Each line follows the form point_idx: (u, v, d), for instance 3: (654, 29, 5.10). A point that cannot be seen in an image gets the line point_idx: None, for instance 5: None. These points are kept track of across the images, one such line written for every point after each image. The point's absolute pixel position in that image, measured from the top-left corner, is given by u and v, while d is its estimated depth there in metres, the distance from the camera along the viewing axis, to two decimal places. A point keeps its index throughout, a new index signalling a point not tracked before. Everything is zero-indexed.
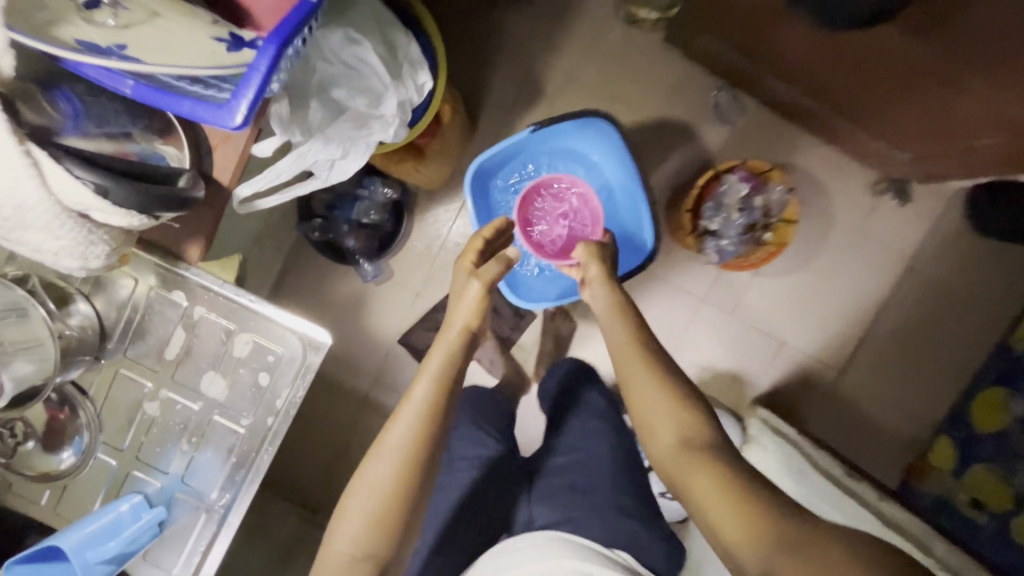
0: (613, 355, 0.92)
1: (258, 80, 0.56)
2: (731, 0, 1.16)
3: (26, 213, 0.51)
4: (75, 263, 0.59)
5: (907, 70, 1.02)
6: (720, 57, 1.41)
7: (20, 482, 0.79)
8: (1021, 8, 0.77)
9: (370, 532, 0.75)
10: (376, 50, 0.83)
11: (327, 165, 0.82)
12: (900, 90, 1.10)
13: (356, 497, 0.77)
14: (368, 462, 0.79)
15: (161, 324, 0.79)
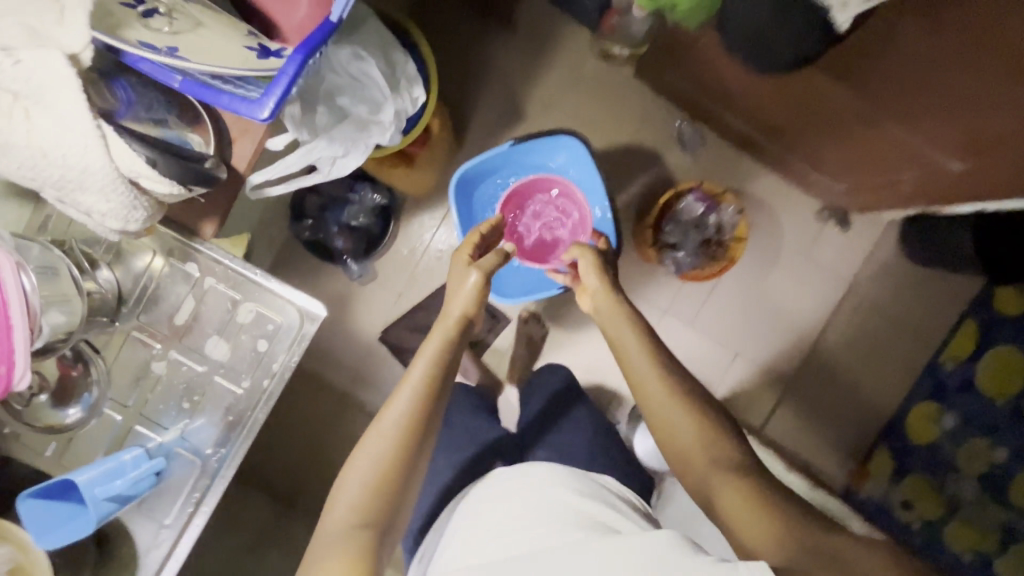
0: (612, 349, 0.95)
1: (287, 80, 0.62)
2: (694, 44, 1.30)
3: (88, 177, 0.57)
4: (117, 225, 0.63)
5: (841, 109, 1.19)
6: (684, 93, 1.55)
7: (29, 434, 0.80)
8: (928, 53, 0.93)
9: (367, 498, 0.78)
10: (379, 64, 0.87)
11: (330, 161, 0.86)
12: (839, 127, 1.27)
13: (356, 465, 0.81)
14: (368, 435, 0.83)
15: (176, 287, 0.81)
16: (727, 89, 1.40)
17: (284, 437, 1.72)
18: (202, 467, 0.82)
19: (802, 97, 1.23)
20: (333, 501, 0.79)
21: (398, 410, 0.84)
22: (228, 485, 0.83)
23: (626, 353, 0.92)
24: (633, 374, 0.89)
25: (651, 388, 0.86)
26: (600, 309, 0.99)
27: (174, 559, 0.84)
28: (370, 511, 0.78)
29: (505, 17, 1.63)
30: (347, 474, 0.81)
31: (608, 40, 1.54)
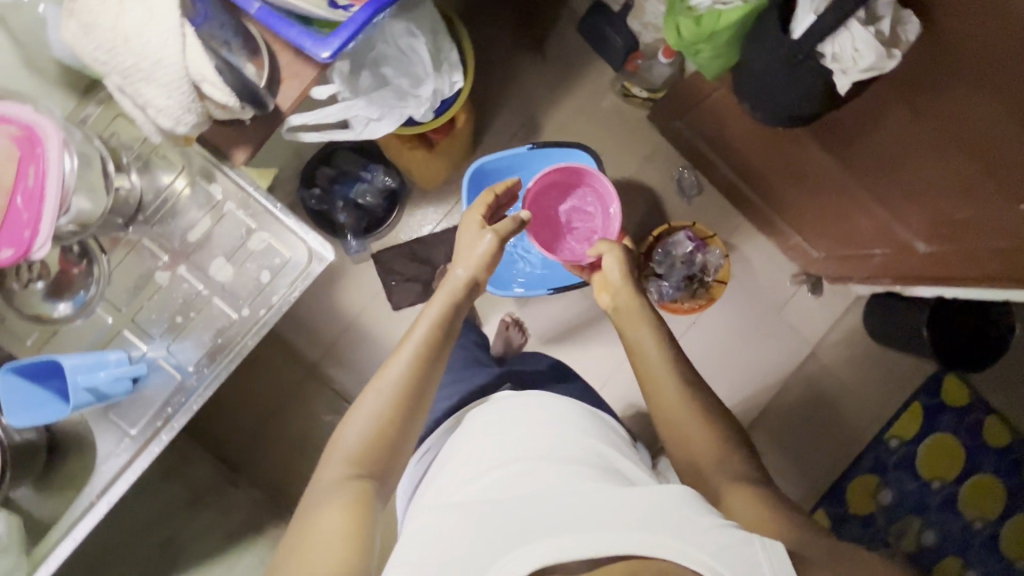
0: (619, 316, 1.05)
1: (352, 27, 0.71)
2: (706, 95, 1.42)
3: (158, 69, 0.65)
4: (168, 124, 0.69)
5: (826, 177, 1.33)
6: (690, 142, 1.67)
7: (16, 320, 0.81)
8: (901, 140, 1.07)
9: (363, 449, 0.85)
10: (428, 45, 0.93)
11: (364, 122, 0.93)
12: (822, 193, 1.40)
13: (358, 411, 0.88)
14: (370, 386, 0.90)
15: (194, 206, 0.83)
16: (735, 145, 1.51)
17: (244, 400, 1.70)
18: (179, 385, 0.83)
19: (796, 162, 1.37)
20: (336, 444, 0.87)
21: (401, 363, 0.91)
22: (200, 409, 0.83)
23: (641, 352, 0.99)
24: (646, 373, 0.96)
25: (659, 392, 0.93)
26: (618, 309, 1.05)
27: (125, 474, 0.83)
28: (367, 458, 0.85)
29: (537, 41, 1.74)
30: (350, 421, 0.88)
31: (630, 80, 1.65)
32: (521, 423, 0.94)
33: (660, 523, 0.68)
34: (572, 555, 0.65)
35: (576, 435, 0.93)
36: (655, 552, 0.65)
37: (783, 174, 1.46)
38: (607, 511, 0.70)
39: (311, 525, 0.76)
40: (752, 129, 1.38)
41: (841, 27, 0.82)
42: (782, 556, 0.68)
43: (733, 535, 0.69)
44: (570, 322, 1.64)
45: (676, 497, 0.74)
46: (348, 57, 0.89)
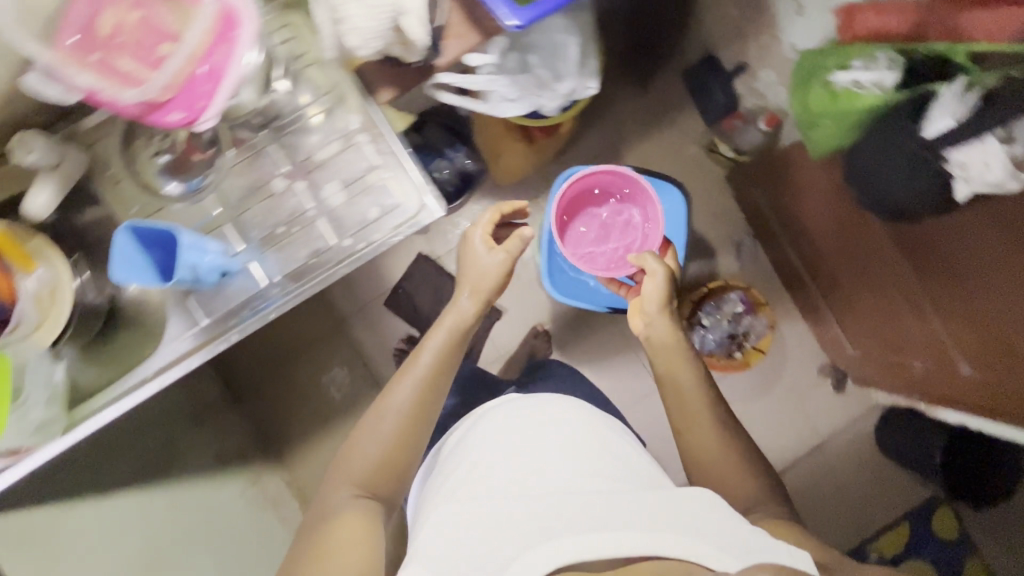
0: (653, 348, 1.05)
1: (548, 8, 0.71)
2: (797, 166, 1.46)
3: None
4: (354, 43, 0.71)
5: (888, 275, 1.36)
6: (759, 210, 1.72)
7: (130, 185, 0.83)
8: (979, 261, 1.10)
9: (369, 472, 0.89)
10: (578, 47, 0.97)
11: (499, 99, 0.96)
12: (879, 291, 1.43)
13: (365, 423, 0.93)
14: (381, 398, 0.95)
15: (329, 126, 0.85)
16: (805, 223, 1.55)
17: (263, 334, 1.70)
18: (260, 291, 0.84)
19: (864, 252, 1.40)
20: (348, 453, 0.91)
21: (411, 376, 0.96)
22: (273, 318, 0.85)
23: (670, 398, 1.03)
24: (682, 412, 1.01)
25: (695, 430, 0.99)
26: (650, 339, 1.06)
27: (183, 365, 0.84)
28: (376, 468, 0.89)
29: (641, 78, 1.79)
30: (362, 434, 0.92)
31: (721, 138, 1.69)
32: (535, 425, 0.97)
33: (684, 527, 0.75)
34: (595, 553, 0.71)
35: (599, 438, 0.97)
36: (681, 553, 0.71)
37: (846, 263, 1.49)
38: (633, 516, 0.76)
39: (329, 527, 0.81)
40: (830, 212, 1.42)
41: (975, 137, 0.85)
42: (804, 557, 0.76)
43: (754, 539, 0.77)
44: (600, 346, 1.66)
45: (702, 501, 0.82)
46: (511, 42, 0.92)
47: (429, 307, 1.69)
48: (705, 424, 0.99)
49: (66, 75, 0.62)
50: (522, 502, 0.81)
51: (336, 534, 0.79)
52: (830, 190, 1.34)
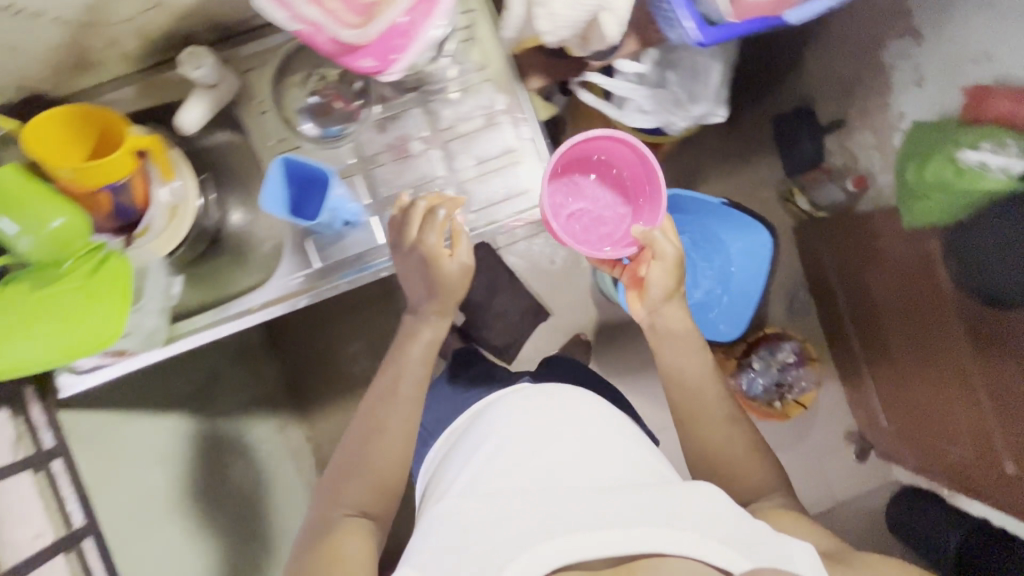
0: (658, 333, 0.92)
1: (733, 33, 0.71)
2: (874, 221, 1.38)
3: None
4: (547, 28, 0.68)
5: (946, 357, 1.27)
6: (819, 263, 1.63)
7: (272, 118, 0.85)
8: None
9: (371, 485, 0.75)
10: (720, 74, 0.97)
11: (633, 109, 0.98)
12: (930, 372, 1.34)
13: (350, 442, 0.78)
14: (366, 410, 0.80)
15: (479, 101, 0.86)
16: (874, 266, 1.41)
17: None
18: (376, 248, 0.85)
19: (926, 323, 1.29)
20: (343, 475, 0.76)
21: (399, 390, 0.80)
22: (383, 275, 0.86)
23: (684, 405, 0.88)
24: (687, 407, 0.88)
25: (700, 428, 0.86)
26: (656, 327, 0.92)
27: (289, 303, 0.84)
28: (369, 488, 0.75)
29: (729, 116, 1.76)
30: (356, 455, 0.76)
31: (801, 189, 1.58)
32: (524, 418, 0.85)
33: (692, 521, 0.66)
34: (589, 553, 0.62)
35: (595, 420, 0.86)
36: (691, 552, 0.62)
37: (902, 334, 1.40)
38: (631, 510, 0.67)
39: (329, 557, 0.67)
40: (898, 278, 1.33)
41: None
42: (812, 555, 0.66)
43: (761, 533, 0.67)
44: (648, 370, 1.61)
45: (706, 494, 0.71)
46: (659, 56, 0.94)
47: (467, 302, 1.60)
48: (706, 422, 0.86)
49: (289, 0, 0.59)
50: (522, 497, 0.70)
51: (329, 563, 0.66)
52: (911, 254, 1.26)
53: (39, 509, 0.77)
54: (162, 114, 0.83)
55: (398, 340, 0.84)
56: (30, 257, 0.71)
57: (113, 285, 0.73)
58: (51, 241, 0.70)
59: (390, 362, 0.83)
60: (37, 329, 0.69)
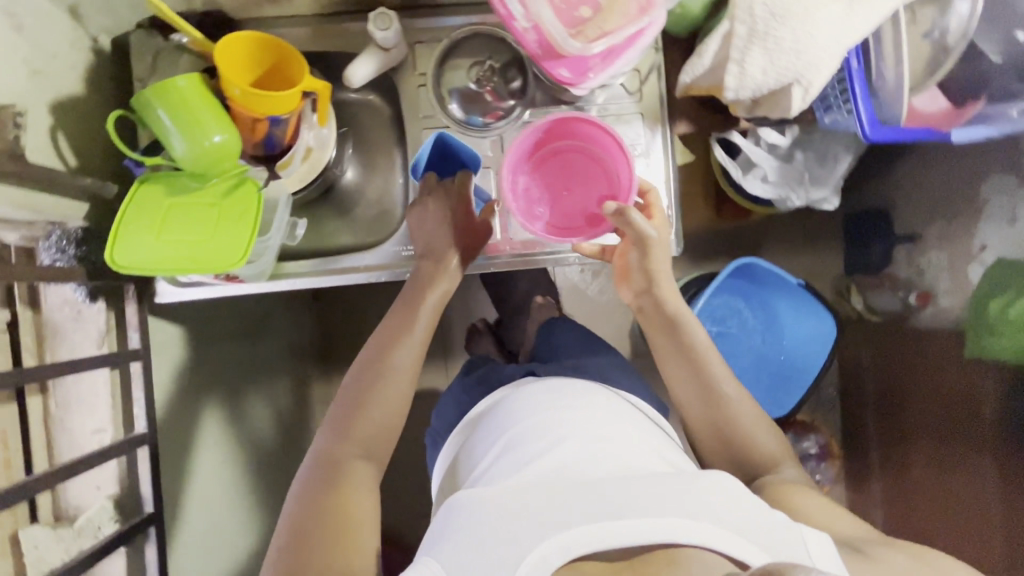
0: (677, 324, 0.76)
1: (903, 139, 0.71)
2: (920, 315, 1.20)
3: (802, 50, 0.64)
4: (734, 84, 0.70)
5: (969, 464, 1.06)
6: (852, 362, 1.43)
7: (426, 93, 0.86)
8: None
9: (375, 431, 0.70)
10: (848, 167, 0.99)
11: (755, 176, 0.99)
12: (946, 479, 1.12)
13: (351, 390, 0.72)
14: (369, 355, 0.74)
15: (627, 131, 0.87)
16: (904, 352, 1.24)
17: None
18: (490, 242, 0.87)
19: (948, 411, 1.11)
20: (348, 425, 0.70)
21: (409, 339, 0.74)
22: (490, 270, 0.88)
23: (688, 406, 0.75)
24: (692, 406, 0.74)
25: (708, 424, 0.73)
26: (659, 308, 0.77)
27: (393, 272, 0.85)
28: (370, 440, 0.70)
29: None
30: (362, 403, 0.71)
31: (859, 287, 1.40)
32: (518, 403, 0.73)
33: (702, 507, 0.54)
34: (601, 544, 0.52)
35: (599, 399, 0.73)
36: (703, 543, 0.51)
37: (926, 432, 1.18)
38: (636, 494, 0.55)
39: (341, 513, 0.62)
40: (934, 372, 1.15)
41: None
42: (829, 544, 0.55)
43: (778, 520, 0.56)
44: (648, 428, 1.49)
45: (723, 482, 0.58)
46: (797, 133, 0.95)
47: (465, 305, 1.34)
48: (713, 414, 0.73)
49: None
50: (509, 493, 0.57)
51: (337, 517, 0.62)
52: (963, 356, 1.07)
53: (106, 407, 0.77)
54: (324, 60, 0.84)
55: (414, 282, 0.79)
56: (180, 164, 0.72)
57: (241, 212, 0.72)
58: (204, 155, 0.71)
59: (409, 311, 0.77)
60: (166, 235, 0.71)
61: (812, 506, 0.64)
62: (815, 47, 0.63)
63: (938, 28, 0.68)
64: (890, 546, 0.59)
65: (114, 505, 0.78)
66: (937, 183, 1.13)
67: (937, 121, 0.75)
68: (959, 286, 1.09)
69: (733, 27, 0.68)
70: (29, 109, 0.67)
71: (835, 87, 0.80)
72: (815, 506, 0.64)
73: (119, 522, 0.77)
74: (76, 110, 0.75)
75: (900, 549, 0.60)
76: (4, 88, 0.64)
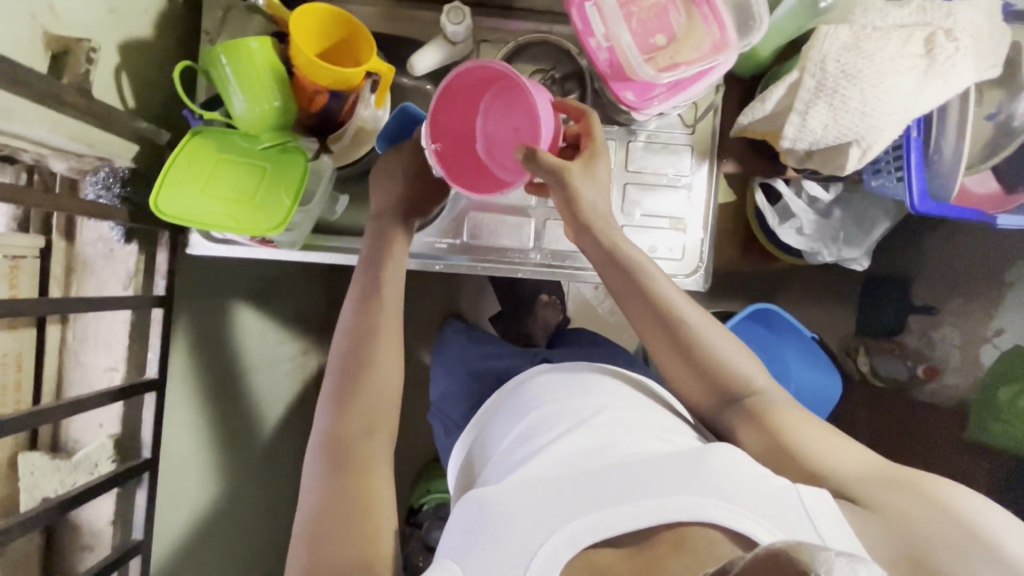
0: (648, 285, 0.70)
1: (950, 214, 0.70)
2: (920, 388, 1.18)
3: (869, 109, 0.64)
4: (794, 133, 0.69)
5: None
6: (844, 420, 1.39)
7: None
8: None
9: (367, 401, 0.67)
10: (884, 233, 0.99)
11: (792, 227, 0.99)
12: None
13: (342, 366, 0.69)
14: (355, 324, 0.71)
15: (674, 162, 0.88)
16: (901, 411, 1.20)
17: None
18: (523, 249, 0.87)
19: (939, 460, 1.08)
20: (341, 404, 0.67)
21: (388, 311, 0.72)
22: (520, 275, 0.87)
23: (657, 343, 0.69)
24: (659, 343, 0.69)
25: (677, 360, 0.68)
26: (613, 254, 0.71)
27: (424, 261, 0.86)
28: (369, 412, 0.67)
29: None
30: (355, 378, 0.68)
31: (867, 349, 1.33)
32: (529, 391, 0.72)
33: (703, 484, 0.54)
34: (609, 530, 0.53)
35: (593, 381, 0.71)
36: (708, 521, 0.52)
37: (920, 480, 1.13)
38: (637, 478, 0.55)
39: (355, 497, 0.61)
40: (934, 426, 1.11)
41: None
42: (830, 504, 0.54)
43: (778, 485, 0.55)
44: None
45: (722, 458, 0.56)
46: (840, 191, 0.96)
47: (476, 305, 1.34)
48: (681, 347, 0.68)
49: (612, 21, 0.64)
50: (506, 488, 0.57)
51: (353, 502, 0.60)
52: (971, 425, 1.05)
53: (121, 346, 0.78)
54: (391, 43, 0.84)
55: (375, 253, 0.75)
56: (237, 122, 0.72)
57: (288, 177, 0.73)
58: (261, 117, 0.71)
59: (375, 265, 0.75)
60: (211, 189, 0.72)
61: (805, 436, 0.62)
62: (882, 112, 0.64)
63: (1005, 113, 0.70)
64: (893, 490, 0.56)
65: (113, 444, 0.77)
66: (963, 261, 1.12)
67: (986, 204, 0.75)
68: (971, 364, 1.09)
69: (800, 79, 0.68)
70: (101, 45, 0.68)
71: (888, 156, 0.81)
72: (821, 444, 0.61)
73: (116, 462, 0.78)
74: (143, 52, 0.75)
75: (907, 490, 0.56)
76: (79, 22, 0.64)
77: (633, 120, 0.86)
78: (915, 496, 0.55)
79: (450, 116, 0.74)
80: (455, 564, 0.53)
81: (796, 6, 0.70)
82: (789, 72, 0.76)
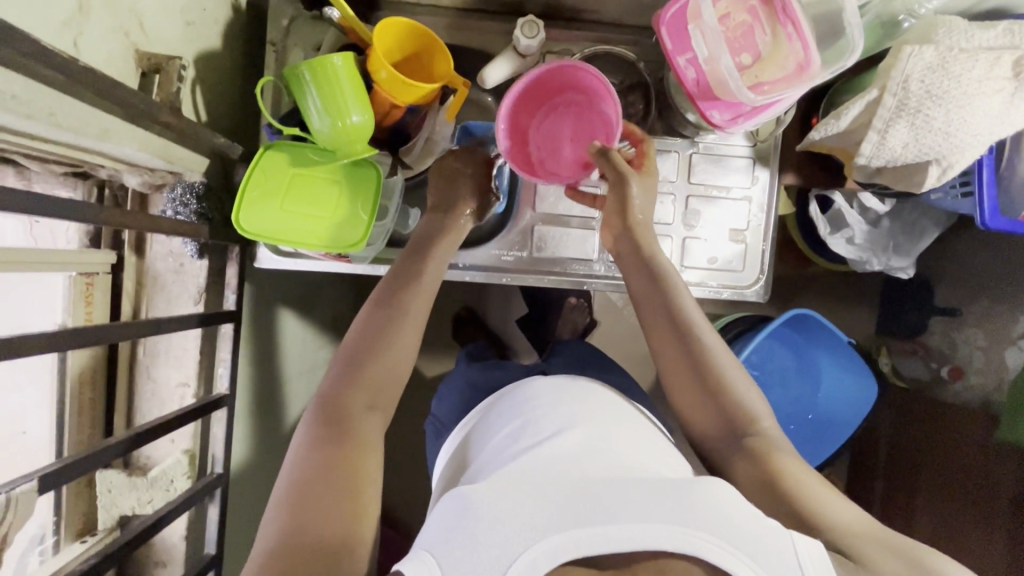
0: (667, 295, 0.70)
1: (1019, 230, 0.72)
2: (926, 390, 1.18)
3: (952, 128, 0.66)
4: (871, 154, 0.70)
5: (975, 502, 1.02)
6: None
7: None
8: None
9: (355, 395, 0.62)
10: (932, 241, 1.00)
11: (845, 237, 1.00)
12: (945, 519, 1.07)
13: (346, 354, 0.65)
14: (371, 313, 0.67)
15: (736, 173, 0.89)
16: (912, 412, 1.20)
17: None
18: (587, 261, 0.87)
19: (968, 464, 1.04)
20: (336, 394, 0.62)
21: (409, 315, 0.67)
22: (584, 288, 0.88)
23: (667, 355, 0.68)
24: (670, 353, 0.68)
25: (685, 370, 0.67)
26: (641, 255, 0.72)
27: (491, 275, 0.86)
28: (370, 400, 0.63)
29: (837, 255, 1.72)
30: (363, 361, 0.64)
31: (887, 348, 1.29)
32: (529, 396, 0.69)
33: (688, 511, 0.48)
34: (588, 551, 0.45)
35: (591, 394, 0.69)
36: (688, 552, 0.45)
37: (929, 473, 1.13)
38: (618, 494, 0.49)
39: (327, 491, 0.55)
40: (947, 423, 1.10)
41: None
42: (821, 554, 0.48)
43: (772, 526, 0.48)
44: None
45: (716, 491, 0.50)
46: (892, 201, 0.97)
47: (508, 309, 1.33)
48: (695, 370, 0.67)
49: (718, 51, 0.64)
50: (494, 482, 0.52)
51: (335, 489, 0.55)
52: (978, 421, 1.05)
53: (193, 361, 0.77)
54: (459, 54, 0.84)
55: (415, 249, 0.72)
56: (314, 137, 0.71)
57: (365, 192, 0.73)
58: (342, 133, 0.69)
59: (418, 257, 0.72)
60: (289, 205, 0.72)
61: (800, 484, 0.58)
62: (963, 131, 0.66)
63: None
64: (884, 548, 0.52)
65: (188, 460, 0.77)
66: (984, 263, 1.08)
67: None
68: (993, 365, 1.04)
69: (880, 97, 0.67)
70: (183, 59, 0.67)
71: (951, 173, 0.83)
72: (818, 494, 0.58)
73: (191, 478, 0.77)
74: (215, 63, 0.74)
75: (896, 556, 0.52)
76: (165, 38, 0.64)
77: (698, 133, 0.86)
78: (910, 562, 0.51)
79: (529, 96, 0.73)
80: (431, 559, 0.45)
81: (869, 24, 0.72)
82: (861, 88, 0.76)
